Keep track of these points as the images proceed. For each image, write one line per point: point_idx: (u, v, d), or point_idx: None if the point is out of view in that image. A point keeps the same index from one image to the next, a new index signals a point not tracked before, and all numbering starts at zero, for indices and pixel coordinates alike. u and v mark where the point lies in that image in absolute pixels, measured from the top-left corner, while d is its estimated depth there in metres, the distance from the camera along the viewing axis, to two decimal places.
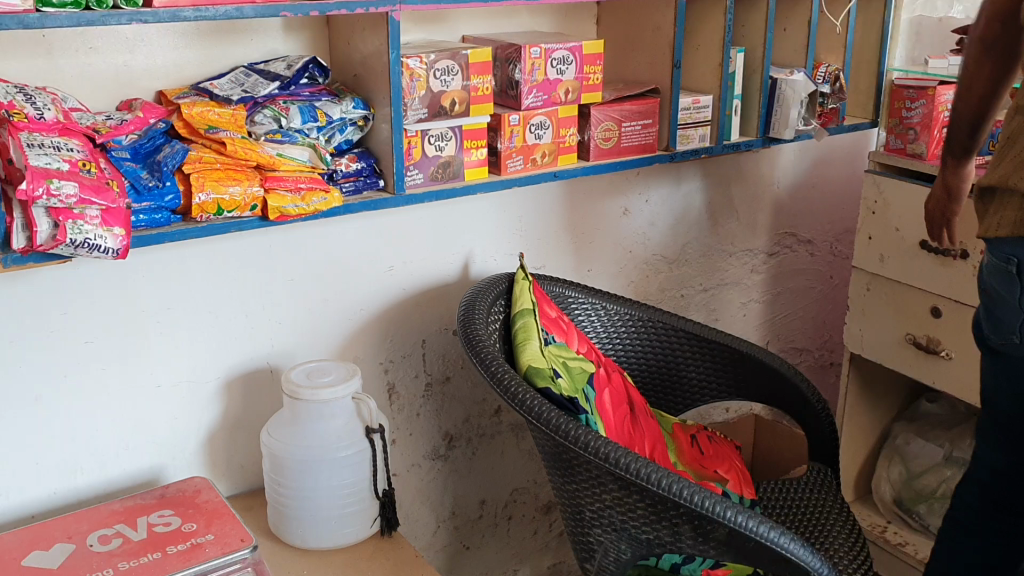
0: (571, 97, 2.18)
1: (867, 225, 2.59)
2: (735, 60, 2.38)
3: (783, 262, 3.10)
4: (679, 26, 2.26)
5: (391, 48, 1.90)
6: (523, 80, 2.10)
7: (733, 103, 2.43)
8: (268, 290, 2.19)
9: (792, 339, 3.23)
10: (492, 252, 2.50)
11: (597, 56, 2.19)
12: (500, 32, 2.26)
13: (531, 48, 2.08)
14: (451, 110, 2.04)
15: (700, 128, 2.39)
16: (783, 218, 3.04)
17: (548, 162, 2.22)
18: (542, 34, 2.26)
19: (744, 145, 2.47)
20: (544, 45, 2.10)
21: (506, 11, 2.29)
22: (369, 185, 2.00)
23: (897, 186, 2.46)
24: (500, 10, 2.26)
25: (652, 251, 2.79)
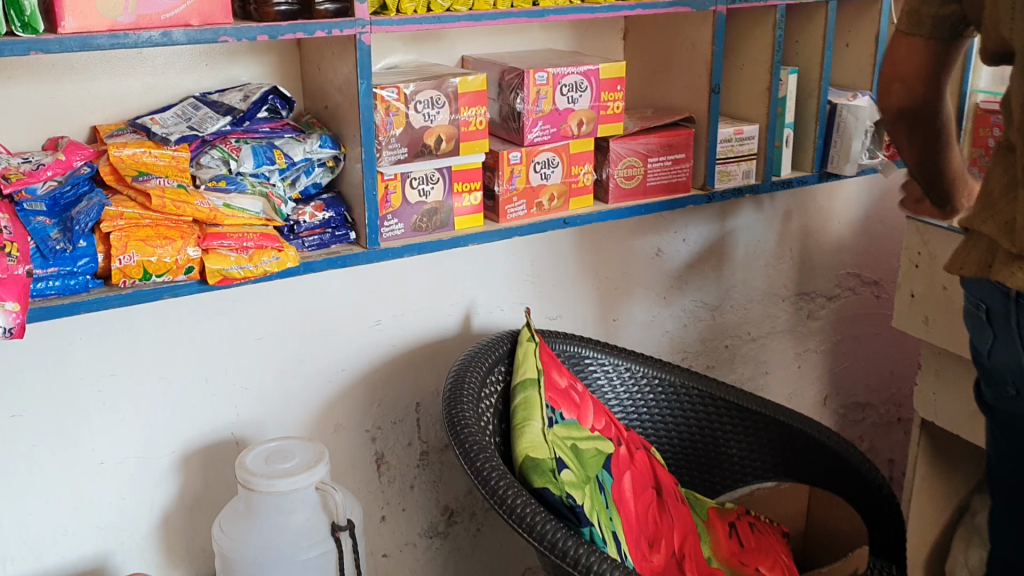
0: (587, 129, 1.85)
1: (909, 280, 2.27)
2: (786, 82, 2.04)
3: (843, 306, 2.74)
4: (717, 44, 1.91)
5: (359, 77, 1.59)
6: (527, 111, 1.78)
7: (784, 133, 2.08)
8: (233, 352, 1.90)
9: (854, 393, 2.86)
10: (499, 301, 2.19)
11: (620, 80, 1.86)
12: (505, 53, 1.94)
13: (535, 73, 1.76)
14: (438, 149, 1.72)
15: (745, 162, 2.04)
16: (843, 258, 2.69)
17: (558, 206, 1.89)
18: (554, 55, 1.94)
19: (797, 181, 2.11)
20: (551, 69, 1.77)
21: (515, 27, 1.96)
22: (337, 238, 1.70)
23: (946, 239, 2.13)
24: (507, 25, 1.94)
25: (690, 297, 2.46)
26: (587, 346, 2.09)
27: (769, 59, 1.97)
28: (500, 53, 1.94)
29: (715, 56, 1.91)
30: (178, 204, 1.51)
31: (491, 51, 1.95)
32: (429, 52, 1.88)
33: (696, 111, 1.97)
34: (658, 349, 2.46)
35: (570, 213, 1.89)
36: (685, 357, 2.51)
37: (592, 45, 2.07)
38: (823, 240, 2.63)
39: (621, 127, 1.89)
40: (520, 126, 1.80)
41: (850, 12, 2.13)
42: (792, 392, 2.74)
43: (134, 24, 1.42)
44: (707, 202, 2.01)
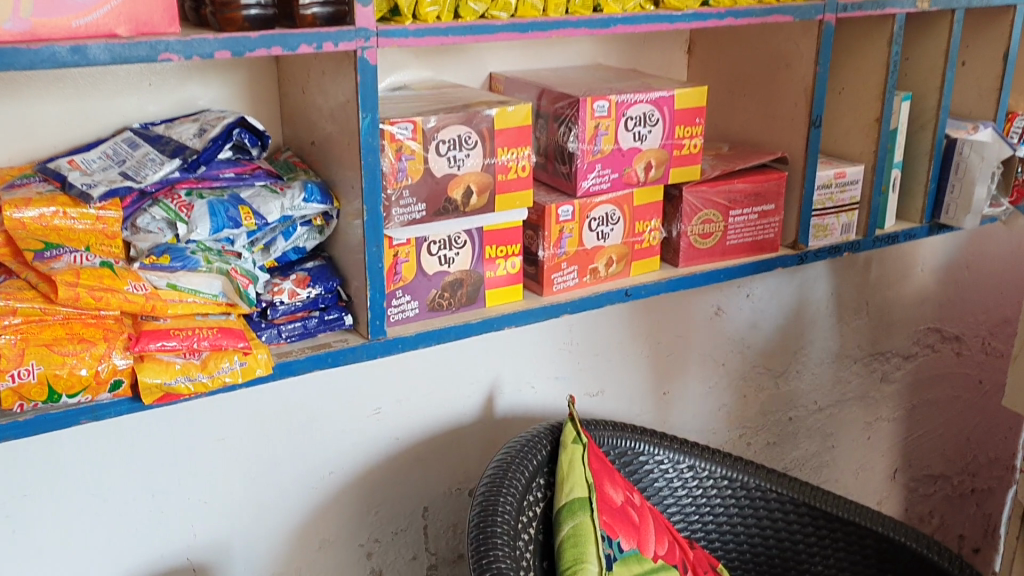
0: (655, 174, 1.41)
1: None
2: (898, 112, 1.60)
3: (920, 366, 2.32)
4: (822, 65, 1.48)
5: (360, 110, 1.14)
6: (582, 152, 1.34)
7: (891, 175, 1.65)
8: (190, 461, 1.43)
9: (927, 464, 2.43)
10: (529, 376, 1.73)
11: (701, 111, 1.42)
12: (547, 72, 1.50)
13: (593, 102, 1.32)
14: (465, 206, 1.26)
15: (847, 212, 1.61)
16: (925, 311, 2.26)
17: (616, 273, 1.44)
18: (612, 75, 1.50)
19: (903, 235, 1.68)
20: (614, 96, 1.34)
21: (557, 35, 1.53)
22: (326, 325, 1.25)
23: None
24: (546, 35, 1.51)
25: (752, 363, 2.01)
26: (642, 438, 1.65)
27: (881, 83, 1.55)
28: (542, 72, 1.50)
29: (818, 78, 1.48)
30: (98, 293, 1.06)
31: (529, 69, 1.52)
32: (404, 61, 1.42)
33: (789, 148, 1.54)
34: (714, 425, 2.02)
35: (632, 283, 1.45)
36: (743, 433, 2.07)
37: (651, 64, 1.64)
38: (903, 291, 2.20)
39: (699, 171, 1.45)
40: (573, 172, 1.36)
41: (973, 22, 1.70)
42: (860, 466, 2.31)
43: (29, 33, 0.96)
44: (800, 263, 1.58)
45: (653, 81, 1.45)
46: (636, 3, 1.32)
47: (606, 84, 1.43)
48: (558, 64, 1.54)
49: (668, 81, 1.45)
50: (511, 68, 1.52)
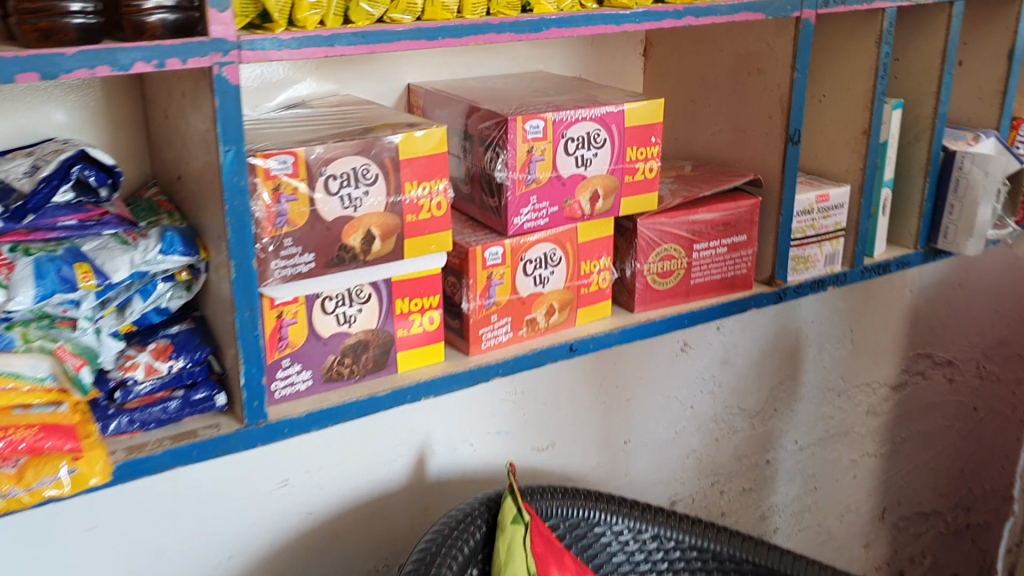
0: (603, 206, 1.18)
1: None
2: (889, 122, 1.37)
3: (909, 396, 2.12)
4: (800, 70, 1.24)
5: (221, 142, 0.89)
6: (513, 182, 1.11)
7: (881, 196, 1.42)
8: (50, 557, 1.19)
9: (920, 501, 2.24)
10: (466, 433, 1.51)
11: (658, 130, 1.19)
12: (475, 84, 1.27)
13: (524, 121, 1.09)
14: (365, 254, 1.02)
15: (832, 241, 1.38)
16: (914, 335, 2.06)
17: (559, 323, 1.21)
18: (552, 86, 1.27)
19: (896, 264, 1.45)
20: (551, 113, 1.11)
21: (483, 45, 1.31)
22: (194, 406, 1.01)
23: None
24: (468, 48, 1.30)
25: (724, 404, 1.81)
26: (597, 506, 1.41)
27: (869, 91, 1.32)
28: (468, 84, 1.27)
29: (795, 85, 1.25)
30: None
31: (452, 81, 1.29)
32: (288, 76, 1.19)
33: (763, 168, 1.31)
34: (683, 474, 1.80)
35: (578, 335, 1.21)
36: (716, 482, 1.86)
37: (600, 72, 1.41)
38: (890, 314, 1.99)
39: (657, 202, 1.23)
40: (503, 206, 1.12)
41: (971, 16, 1.48)
42: (845, 508, 2.10)
43: None
44: (776, 302, 1.35)
45: (599, 93, 1.21)
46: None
47: (542, 97, 1.20)
48: (489, 76, 1.32)
49: (618, 92, 1.22)
50: (433, 81, 1.29)
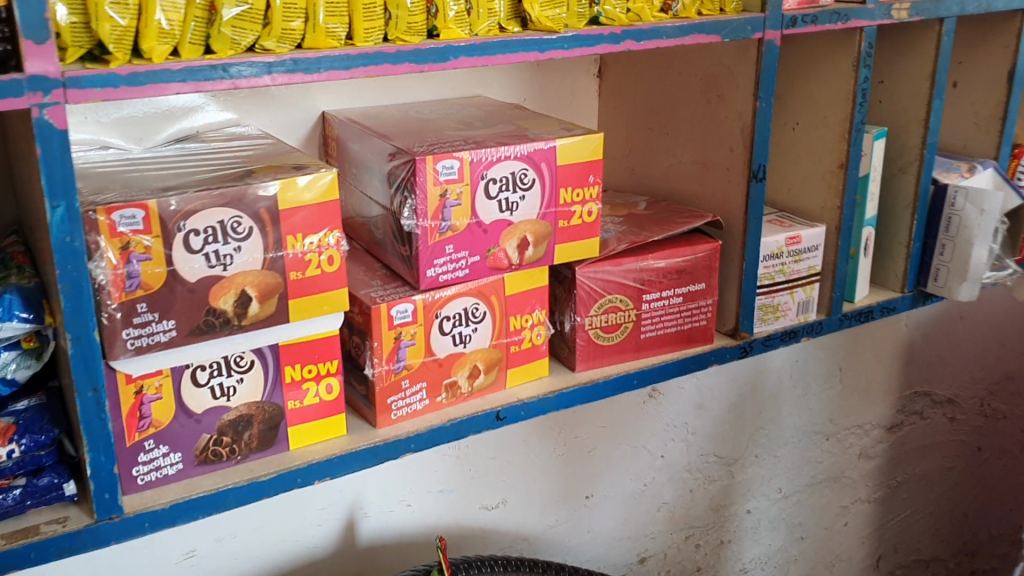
0: (534, 255, 1.03)
1: None
2: (870, 154, 1.22)
3: (906, 437, 1.96)
4: (764, 98, 1.09)
5: (46, 197, 0.75)
6: (424, 231, 0.96)
7: (863, 235, 1.27)
8: None
9: (918, 547, 2.09)
10: (403, 492, 1.37)
11: (597, 168, 1.04)
12: (397, 113, 1.13)
13: (435, 161, 0.94)
14: (240, 319, 0.87)
15: (806, 286, 1.22)
16: (910, 373, 1.90)
17: (486, 385, 1.06)
18: (483, 116, 1.13)
19: (879, 310, 1.30)
20: (468, 152, 0.96)
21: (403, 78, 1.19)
22: (41, 496, 0.87)
23: None
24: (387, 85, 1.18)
25: (699, 452, 1.66)
26: None
27: (846, 120, 1.17)
28: (388, 114, 1.13)
29: (759, 115, 1.09)
30: None
31: (373, 110, 1.16)
32: (177, 107, 1.07)
33: (724, 207, 1.16)
34: (653, 528, 1.66)
35: (507, 399, 1.06)
36: (691, 535, 1.71)
37: (543, 99, 1.28)
38: (883, 351, 1.84)
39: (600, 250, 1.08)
40: (414, 258, 0.98)
41: (965, 34, 1.32)
42: (836, 558, 1.95)
43: None
44: (741, 356, 1.20)
45: (531, 125, 1.07)
46: (493, 23, 0.93)
47: (464, 131, 1.05)
48: (417, 105, 1.18)
49: (554, 124, 1.07)
50: (350, 110, 1.15)
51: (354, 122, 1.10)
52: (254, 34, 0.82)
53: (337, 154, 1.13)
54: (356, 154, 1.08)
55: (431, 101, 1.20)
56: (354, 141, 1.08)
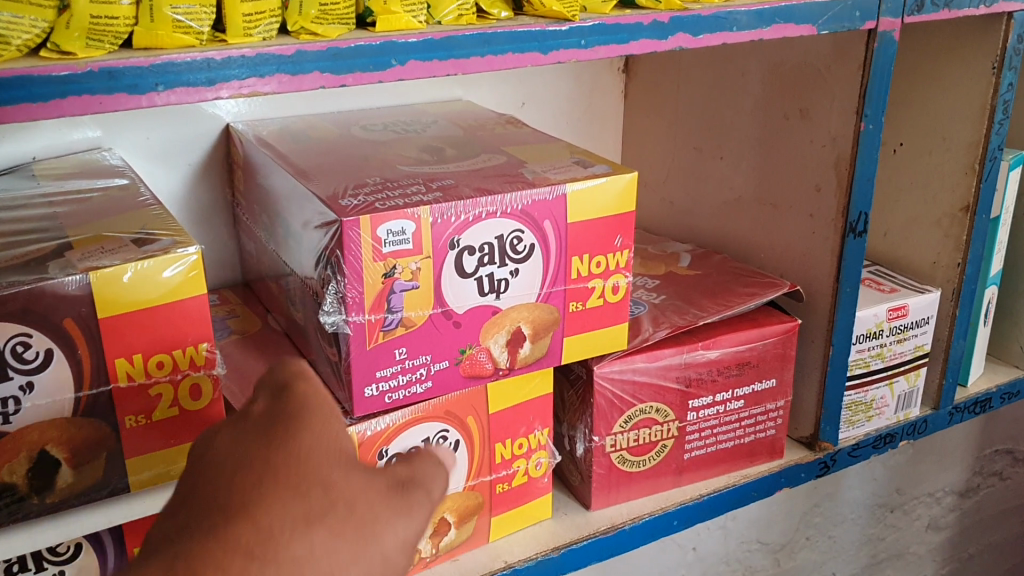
0: (531, 354, 0.67)
1: None
2: (1005, 190, 0.87)
3: (982, 502, 1.62)
4: (872, 118, 0.74)
5: None
6: (358, 330, 0.59)
7: (985, 298, 0.92)
8: None
9: None
10: None
11: (628, 226, 0.67)
12: (334, 129, 0.78)
13: (374, 225, 0.57)
14: (42, 495, 0.53)
15: (909, 373, 0.88)
16: (993, 429, 1.56)
17: (458, 543, 0.72)
18: (459, 134, 0.77)
19: (999, 397, 0.96)
20: (427, 207, 0.59)
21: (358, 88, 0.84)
22: None
23: None
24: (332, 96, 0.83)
25: (738, 540, 1.33)
26: None
27: (976, 144, 0.82)
28: (320, 130, 0.77)
29: (863, 141, 0.74)
30: None
31: (297, 121, 0.79)
32: (5, 127, 0.70)
33: (804, 269, 0.81)
34: None
35: (489, 564, 0.72)
36: None
37: (549, 105, 0.94)
38: None
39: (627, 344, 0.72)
40: (343, 369, 0.61)
41: None
42: None
43: None
44: (820, 474, 0.86)
45: (513, 155, 0.71)
46: (466, 4, 0.58)
47: (425, 164, 0.68)
48: (365, 115, 0.82)
49: (562, 152, 0.72)
50: (267, 122, 0.79)
51: (263, 145, 0.73)
52: (40, 29, 0.47)
53: (246, 188, 0.77)
54: (268, 193, 0.71)
55: (386, 109, 0.84)
56: (263, 172, 0.72)
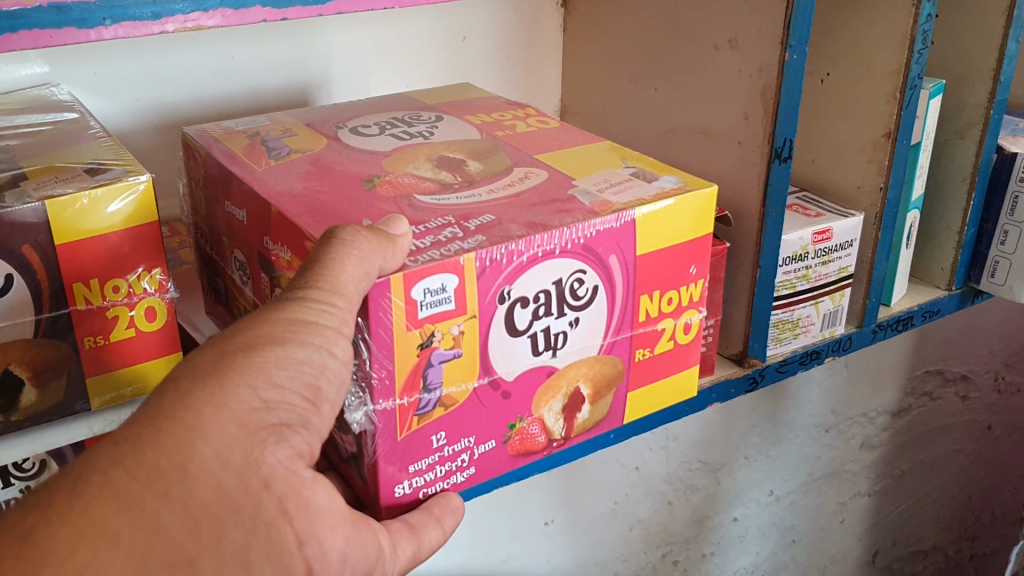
0: (590, 416, 0.70)
1: None
2: (924, 118, 0.91)
3: (914, 422, 1.69)
4: (796, 48, 0.77)
5: None
6: (390, 414, 0.58)
7: (906, 223, 0.97)
8: None
9: (919, 537, 1.85)
10: None
11: (700, 252, 0.70)
12: (323, 130, 0.75)
13: (409, 286, 0.54)
14: (7, 413, 0.56)
15: (834, 293, 0.93)
16: (924, 351, 1.63)
17: None
18: (477, 137, 0.74)
19: (921, 315, 1.01)
20: (471, 253, 0.56)
21: (303, 24, 0.86)
22: None
23: None
24: (278, 32, 0.85)
25: (680, 461, 1.40)
26: None
27: (899, 71, 0.86)
28: (307, 134, 0.74)
29: (788, 70, 0.77)
30: None
31: (265, 121, 0.77)
32: None
33: (734, 196, 0.85)
34: (625, 550, 1.41)
35: None
36: (668, 553, 1.47)
37: (490, 37, 0.97)
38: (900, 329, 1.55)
39: (692, 387, 0.79)
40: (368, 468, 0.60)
41: None
42: (829, 559, 1.71)
43: None
44: (749, 390, 0.90)
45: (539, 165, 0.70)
46: None
47: (455, 189, 0.65)
48: (356, 113, 0.79)
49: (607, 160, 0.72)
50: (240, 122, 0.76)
51: (234, 169, 0.67)
52: None
53: (206, 209, 0.74)
54: (233, 222, 0.69)
55: (387, 100, 0.83)
56: (228, 201, 0.68)
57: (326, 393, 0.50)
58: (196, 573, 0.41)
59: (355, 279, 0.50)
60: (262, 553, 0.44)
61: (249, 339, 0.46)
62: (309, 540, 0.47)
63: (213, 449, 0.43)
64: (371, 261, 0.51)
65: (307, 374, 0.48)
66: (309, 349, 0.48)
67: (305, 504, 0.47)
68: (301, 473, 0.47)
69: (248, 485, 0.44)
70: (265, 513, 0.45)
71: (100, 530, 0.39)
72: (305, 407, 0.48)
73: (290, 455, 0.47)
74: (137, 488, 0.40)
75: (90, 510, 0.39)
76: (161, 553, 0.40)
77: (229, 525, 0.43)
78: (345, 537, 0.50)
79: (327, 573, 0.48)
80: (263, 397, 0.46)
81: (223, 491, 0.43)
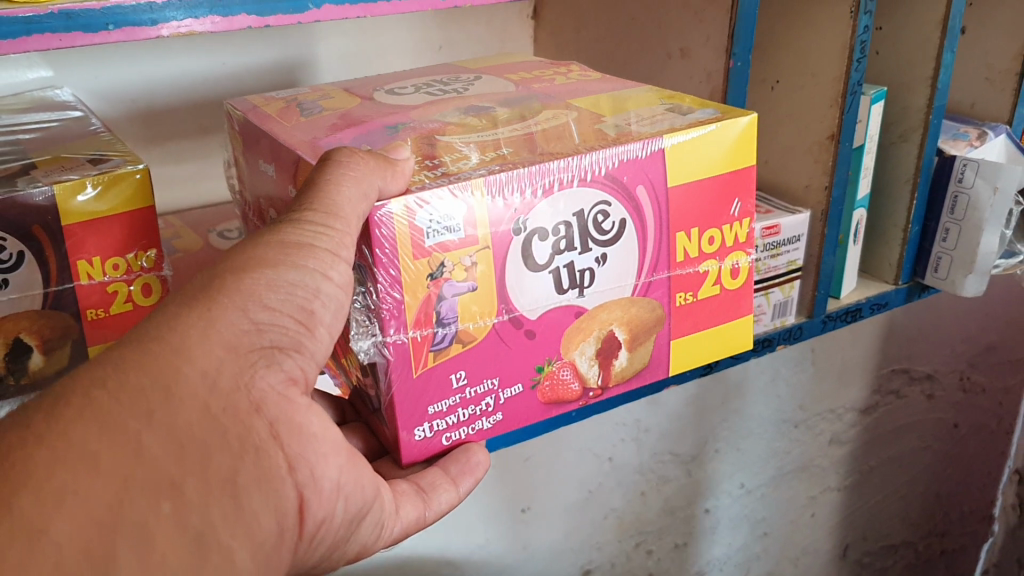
0: (627, 364, 0.68)
1: None
2: (866, 121, 0.98)
3: (882, 418, 1.76)
4: (740, 56, 0.83)
5: None
6: (405, 349, 0.58)
7: (853, 219, 1.04)
8: None
9: (888, 532, 1.90)
10: None
11: (741, 186, 0.66)
12: (355, 92, 0.72)
13: (411, 214, 0.54)
14: (17, 377, 0.62)
15: (783, 284, 0.99)
16: (889, 350, 1.69)
17: None
18: (512, 90, 0.72)
19: (870, 307, 1.08)
20: (478, 177, 0.56)
21: (289, 32, 0.93)
22: None
23: None
24: (267, 40, 0.92)
25: (652, 452, 1.47)
26: None
27: (839, 79, 0.93)
28: (334, 94, 0.71)
29: (733, 76, 0.84)
30: None
31: (305, 90, 0.74)
32: None
33: None
34: (600, 538, 1.48)
35: None
36: (642, 542, 1.53)
37: (465, 47, 1.04)
38: (864, 328, 1.62)
39: (749, 343, 0.74)
40: (388, 408, 0.60)
41: None
42: (800, 551, 1.77)
43: None
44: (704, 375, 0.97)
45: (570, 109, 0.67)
46: None
47: (478, 130, 0.63)
48: (391, 79, 0.78)
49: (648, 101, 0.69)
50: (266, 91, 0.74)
51: (260, 125, 0.65)
52: None
53: (244, 172, 0.72)
54: (266, 179, 0.66)
55: (426, 70, 0.81)
56: (257, 156, 0.66)
57: (320, 316, 0.55)
58: (183, 493, 0.46)
59: (352, 202, 0.52)
60: (252, 477, 0.50)
61: (241, 263, 0.52)
62: (297, 462, 0.53)
63: (200, 372, 0.48)
64: (368, 183, 0.52)
65: (298, 296, 0.53)
66: (303, 272, 0.53)
67: (293, 426, 0.53)
68: (291, 396, 0.54)
69: (234, 409, 0.50)
70: (253, 436, 0.50)
71: (82, 452, 0.43)
72: (298, 329, 0.54)
73: (280, 377, 0.53)
74: (118, 413, 0.45)
75: (73, 430, 0.44)
76: (144, 474, 0.45)
77: (215, 446, 0.48)
78: (339, 466, 0.57)
79: (316, 495, 0.55)
80: (252, 319, 0.51)
81: (208, 414, 0.48)
